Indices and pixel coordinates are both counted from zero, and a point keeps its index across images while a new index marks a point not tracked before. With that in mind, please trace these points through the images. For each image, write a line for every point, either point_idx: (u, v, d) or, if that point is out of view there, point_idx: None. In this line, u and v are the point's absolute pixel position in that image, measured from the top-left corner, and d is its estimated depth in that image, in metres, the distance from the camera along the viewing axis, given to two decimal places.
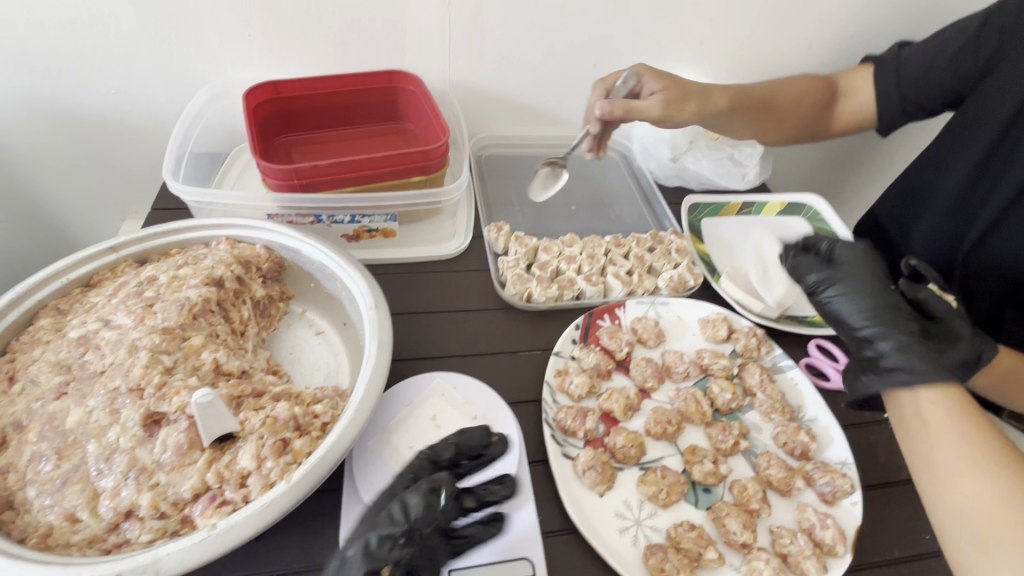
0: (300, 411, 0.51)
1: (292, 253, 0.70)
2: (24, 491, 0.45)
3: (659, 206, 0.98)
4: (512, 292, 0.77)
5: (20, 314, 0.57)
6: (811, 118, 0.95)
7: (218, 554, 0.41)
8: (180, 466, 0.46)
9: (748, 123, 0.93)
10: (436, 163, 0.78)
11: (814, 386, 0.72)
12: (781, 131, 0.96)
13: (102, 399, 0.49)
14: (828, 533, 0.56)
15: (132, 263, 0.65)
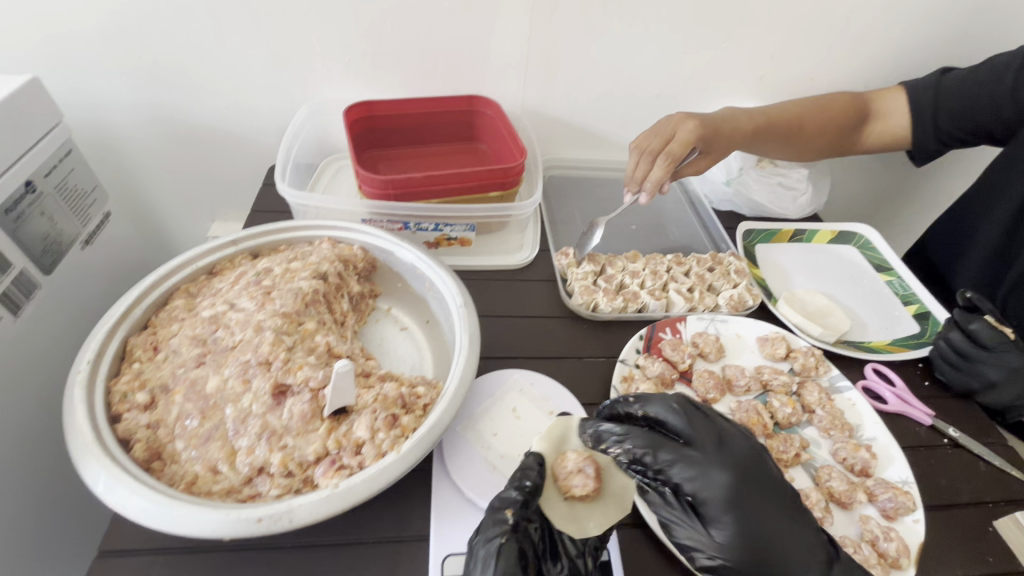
0: (406, 390, 0.57)
1: (385, 255, 0.77)
2: (174, 444, 0.52)
3: (715, 229, 1.02)
4: (579, 301, 0.82)
5: (159, 294, 0.65)
6: (837, 139, 0.99)
7: (341, 510, 0.47)
8: (305, 431, 0.52)
9: (771, 147, 0.99)
10: (513, 180, 0.84)
11: (872, 408, 0.74)
12: (809, 148, 1.00)
13: (235, 369, 0.55)
14: (893, 546, 0.58)
15: (247, 256, 0.73)
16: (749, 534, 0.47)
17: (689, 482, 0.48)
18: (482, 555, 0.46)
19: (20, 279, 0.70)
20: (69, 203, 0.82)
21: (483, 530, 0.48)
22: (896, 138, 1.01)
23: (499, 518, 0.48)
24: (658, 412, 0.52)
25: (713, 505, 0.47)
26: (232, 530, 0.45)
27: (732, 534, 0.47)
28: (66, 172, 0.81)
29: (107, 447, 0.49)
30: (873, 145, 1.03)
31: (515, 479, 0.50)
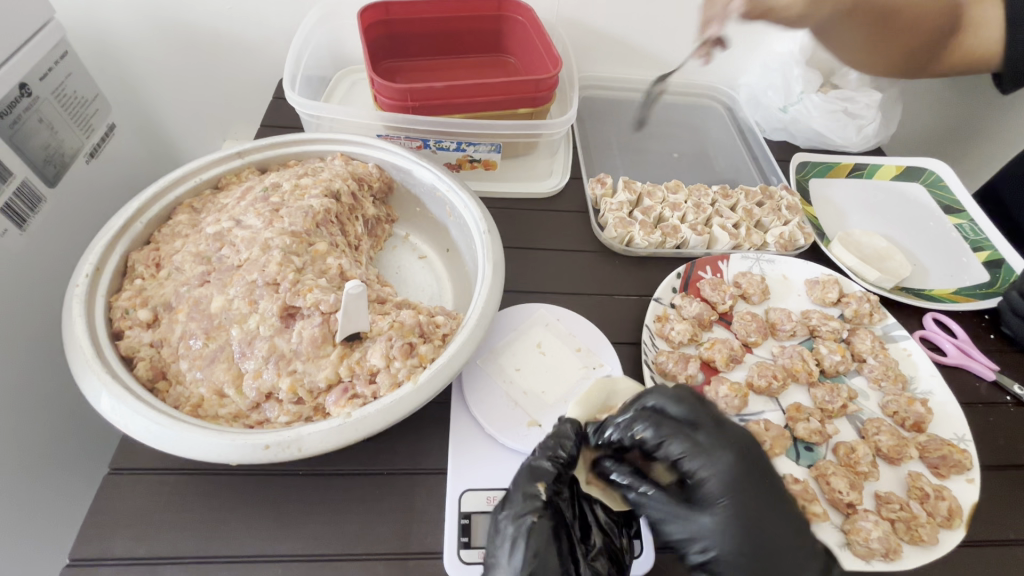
0: (424, 318, 0.52)
1: (402, 174, 0.70)
2: (178, 364, 0.49)
3: (767, 162, 0.92)
4: (613, 235, 0.75)
5: (162, 208, 0.60)
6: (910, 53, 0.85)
7: (354, 440, 0.44)
8: (315, 357, 0.48)
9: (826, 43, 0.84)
10: (545, 95, 0.75)
11: (930, 360, 0.67)
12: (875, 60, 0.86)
13: (241, 290, 0.51)
14: (943, 506, 0.54)
15: (255, 171, 0.67)
16: (730, 539, 0.42)
17: (689, 468, 0.45)
18: (510, 529, 0.44)
19: (23, 190, 0.66)
20: (70, 111, 0.76)
21: (510, 500, 0.45)
22: (990, 58, 0.75)
23: (531, 492, 0.45)
24: (658, 402, 0.48)
25: (711, 492, 0.44)
26: (240, 456, 0.42)
27: (722, 525, 0.43)
28: (63, 77, 0.74)
29: (109, 364, 0.47)
30: (952, 68, 0.77)
31: (547, 449, 0.48)
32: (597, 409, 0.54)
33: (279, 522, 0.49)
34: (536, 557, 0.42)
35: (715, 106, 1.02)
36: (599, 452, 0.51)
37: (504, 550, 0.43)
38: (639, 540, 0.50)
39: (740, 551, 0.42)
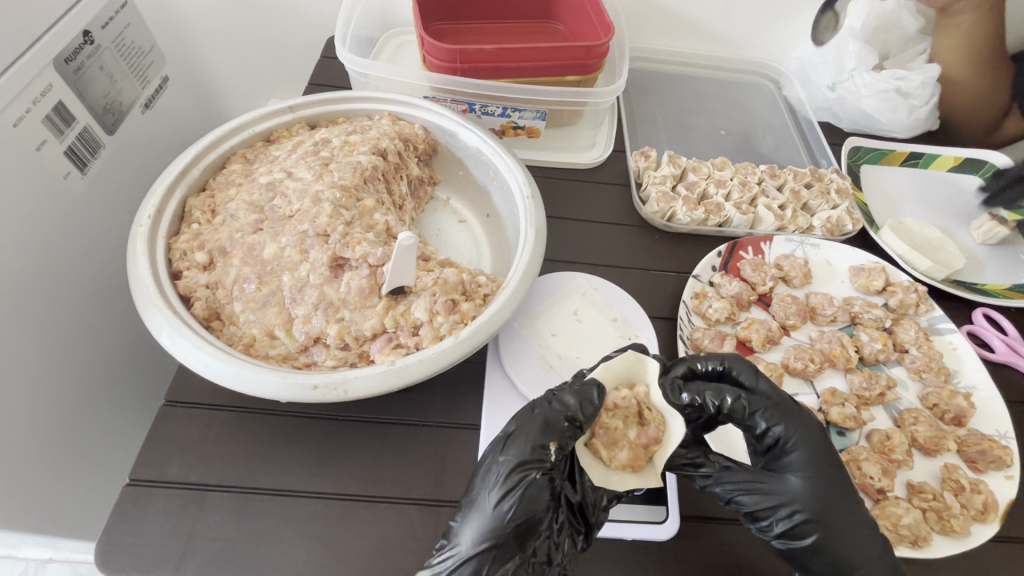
0: (467, 277, 0.53)
1: (447, 136, 0.71)
2: (232, 306, 0.51)
3: (818, 145, 0.89)
4: (654, 209, 0.74)
5: (217, 157, 0.62)
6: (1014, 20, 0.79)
7: (396, 388, 0.46)
8: (362, 307, 0.50)
9: None
10: (595, 63, 0.73)
11: (976, 354, 0.65)
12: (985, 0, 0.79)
13: (292, 239, 0.53)
14: (979, 499, 0.53)
15: (305, 126, 0.68)
16: (814, 506, 0.43)
17: (775, 434, 0.45)
18: (507, 476, 0.41)
19: (85, 135, 0.69)
20: (129, 62, 0.77)
21: (514, 444, 0.42)
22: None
23: (541, 447, 0.41)
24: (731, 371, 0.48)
25: (798, 458, 0.44)
26: (290, 394, 0.44)
27: (806, 488, 0.44)
28: (123, 27, 0.76)
29: (169, 300, 0.49)
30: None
31: (569, 407, 0.43)
32: (620, 383, 0.47)
33: (320, 463, 0.52)
34: (525, 514, 0.40)
35: (766, 84, 0.99)
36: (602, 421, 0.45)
37: (490, 494, 0.41)
38: (665, 507, 0.51)
39: (822, 517, 0.43)
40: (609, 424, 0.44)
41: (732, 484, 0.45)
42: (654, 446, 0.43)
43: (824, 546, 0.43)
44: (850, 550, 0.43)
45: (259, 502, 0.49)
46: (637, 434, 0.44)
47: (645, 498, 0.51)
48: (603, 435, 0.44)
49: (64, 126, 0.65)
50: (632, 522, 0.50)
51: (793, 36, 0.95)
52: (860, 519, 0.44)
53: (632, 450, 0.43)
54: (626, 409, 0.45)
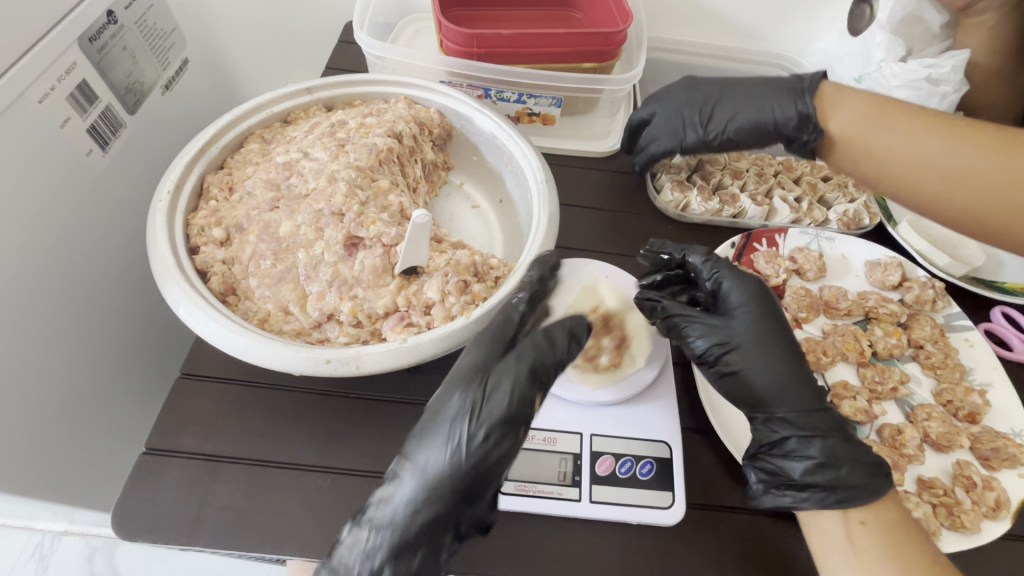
0: (479, 259, 0.53)
1: (463, 121, 0.71)
2: (248, 281, 0.52)
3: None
4: (668, 198, 0.74)
5: (235, 136, 0.63)
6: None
7: (408, 364, 0.46)
8: (375, 286, 0.51)
9: None
10: (612, 51, 0.73)
11: (993, 352, 0.64)
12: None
13: (308, 217, 0.53)
14: (991, 496, 0.52)
15: (321, 108, 0.68)
16: (735, 335, 0.54)
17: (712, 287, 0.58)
18: (490, 425, 0.41)
19: (107, 114, 0.70)
20: (151, 43, 0.78)
21: (498, 395, 0.41)
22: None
23: (525, 399, 0.42)
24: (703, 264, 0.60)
25: (735, 299, 0.56)
26: (303, 367, 0.45)
27: (741, 328, 0.54)
28: (145, 7, 0.77)
29: (187, 274, 0.50)
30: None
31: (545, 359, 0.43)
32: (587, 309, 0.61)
33: (331, 438, 0.52)
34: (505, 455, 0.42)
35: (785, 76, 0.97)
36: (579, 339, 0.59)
37: (473, 442, 0.41)
38: (671, 494, 0.51)
39: (746, 342, 0.53)
40: (587, 341, 0.58)
41: (668, 321, 0.56)
42: (627, 345, 0.59)
43: (752, 374, 0.52)
44: (781, 380, 0.52)
45: (271, 475, 0.50)
46: (608, 345, 0.58)
47: (652, 483, 0.51)
48: (585, 348, 0.58)
49: (88, 104, 0.66)
50: (638, 507, 0.50)
51: (815, 27, 0.93)
52: (783, 364, 0.52)
53: (612, 352, 0.58)
54: (595, 328, 0.59)
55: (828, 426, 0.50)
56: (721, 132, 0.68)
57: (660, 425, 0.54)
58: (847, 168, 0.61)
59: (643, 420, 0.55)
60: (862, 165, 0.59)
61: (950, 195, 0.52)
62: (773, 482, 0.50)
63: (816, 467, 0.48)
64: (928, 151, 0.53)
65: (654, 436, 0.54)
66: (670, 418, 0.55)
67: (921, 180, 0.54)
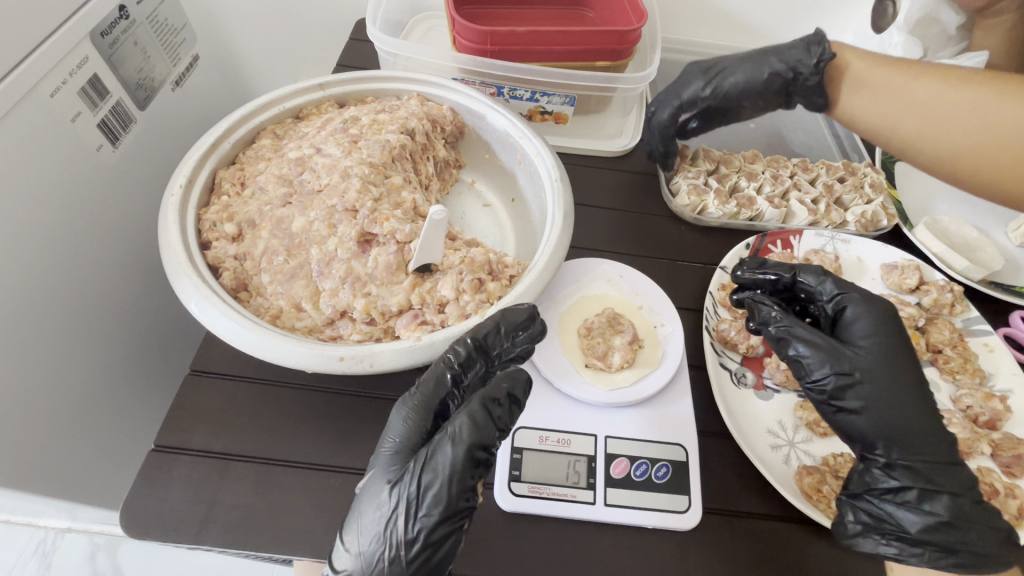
0: (494, 257, 0.53)
1: (476, 119, 0.70)
2: (260, 277, 0.51)
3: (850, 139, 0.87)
4: (683, 201, 0.73)
5: (246, 131, 0.62)
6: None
7: (422, 363, 0.45)
8: (389, 283, 0.50)
9: None
10: (626, 49, 0.72)
11: (1013, 357, 0.63)
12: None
13: (321, 213, 0.53)
14: (1014, 503, 0.51)
15: (333, 104, 0.68)
16: (859, 358, 0.50)
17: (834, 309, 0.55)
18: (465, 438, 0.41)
19: (118, 108, 0.69)
20: (162, 38, 0.78)
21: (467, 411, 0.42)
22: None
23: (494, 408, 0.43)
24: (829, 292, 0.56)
25: (860, 326, 0.52)
26: (316, 364, 0.44)
27: (871, 357, 0.50)
28: (156, 2, 0.76)
29: (198, 269, 0.50)
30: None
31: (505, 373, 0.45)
32: (588, 313, 0.60)
33: (341, 437, 0.52)
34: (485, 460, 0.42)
35: None
36: (589, 335, 0.58)
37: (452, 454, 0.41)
38: (687, 497, 0.50)
39: (873, 371, 0.49)
40: (598, 338, 0.57)
41: (784, 334, 0.52)
42: (638, 345, 0.57)
43: (884, 403, 0.48)
44: (905, 421, 0.47)
45: (281, 473, 0.49)
46: (619, 343, 0.57)
47: (667, 486, 0.50)
48: (596, 347, 0.56)
49: (98, 98, 0.66)
50: (653, 510, 0.49)
51: (830, 28, 0.92)
52: (910, 403, 0.48)
53: (624, 348, 0.56)
54: (598, 329, 0.58)
55: (958, 484, 0.46)
56: (720, 83, 0.69)
57: (674, 427, 0.54)
58: (853, 104, 0.61)
59: (656, 422, 0.54)
60: (865, 100, 0.59)
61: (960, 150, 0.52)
62: (875, 527, 0.46)
63: (938, 526, 0.45)
64: (936, 83, 0.54)
65: (668, 439, 0.53)
66: (684, 421, 0.54)
67: (930, 113, 0.54)
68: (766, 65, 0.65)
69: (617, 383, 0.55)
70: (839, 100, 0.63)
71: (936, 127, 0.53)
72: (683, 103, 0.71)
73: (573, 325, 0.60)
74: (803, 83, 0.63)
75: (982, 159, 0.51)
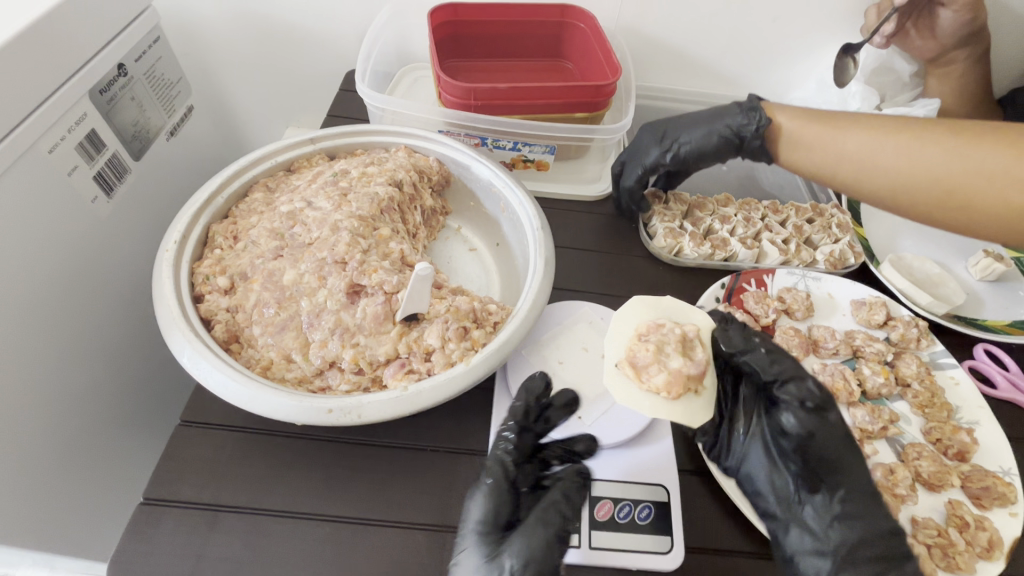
0: (478, 305, 0.55)
1: (461, 169, 0.73)
2: (251, 329, 0.53)
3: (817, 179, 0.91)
4: (661, 244, 0.76)
5: (240, 185, 0.65)
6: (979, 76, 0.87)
7: (409, 412, 0.47)
8: (377, 333, 0.52)
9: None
10: (602, 101, 0.76)
11: (977, 389, 0.66)
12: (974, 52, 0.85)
13: (311, 266, 0.55)
14: (984, 535, 0.53)
15: (324, 157, 0.71)
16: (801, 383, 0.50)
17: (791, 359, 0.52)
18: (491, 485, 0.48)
19: (113, 161, 0.71)
20: (157, 92, 0.81)
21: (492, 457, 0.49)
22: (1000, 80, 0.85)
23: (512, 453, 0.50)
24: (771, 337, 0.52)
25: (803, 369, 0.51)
26: (305, 416, 0.46)
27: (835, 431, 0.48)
28: (155, 59, 0.80)
29: (191, 323, 0.51)
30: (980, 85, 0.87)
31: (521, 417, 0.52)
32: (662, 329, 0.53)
33: (331, 485, 0.53)
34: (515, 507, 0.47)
35: None
36: (646, 346, 0.51)
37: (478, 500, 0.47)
38: (670, 538, 0.51)
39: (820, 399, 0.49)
40: (653, 352, 0.50)
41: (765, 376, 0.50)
42: (691, 386, 0.50)
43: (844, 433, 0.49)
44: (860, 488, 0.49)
45: (273, 524, 0.50)
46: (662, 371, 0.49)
47: (650, 527, 0.51)
48: (640, 362, 0.50)
49: (94, 153, 0.68)
50: (636, 552, 0.50)
51: (794, 76, 0.98)
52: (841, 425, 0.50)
53: (673, 382, 0.49)
54: (657, 350, 0.50)
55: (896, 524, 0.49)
56: (681, 146, 0.75)
57: (655, 468, 0.55)
58: (793, 159, 0.68)
59: (636, 461, 0.56)
60: (804, 154, 0.66)
61: (905, 192, 0.58)
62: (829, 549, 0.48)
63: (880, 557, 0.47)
64: (864, 134, 0.61)
65: (649, 479, 0.55)
66: (665, 460, 0.56)
67: (866, 161, 0.60)
68: (716, 126, 0.72)
69: (637, 406, 0.48)
70: (781, 157, 0.69)
71: (868, 160, 0.60)
72: (650, 164, 0.76)
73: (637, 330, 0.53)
74: (748, 144, 0.71)
75: (922, 200, 0.57)
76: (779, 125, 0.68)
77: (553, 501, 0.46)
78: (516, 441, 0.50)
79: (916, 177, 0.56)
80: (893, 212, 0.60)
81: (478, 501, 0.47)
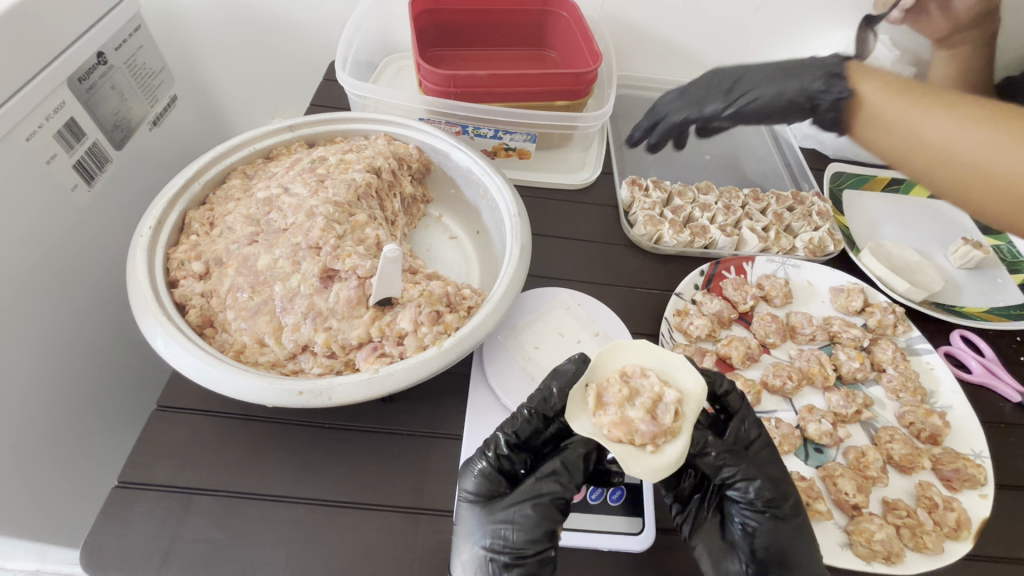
0: (452, 290, 0.55)
1: (441, 157, 0.74)
2: (225, 314, 0.53)
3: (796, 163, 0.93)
4: (641, 232, 0.77)
5: (218, 172, 0.65)
6: None
7: (380, 394, 0.47)
8: (350, 317, 0.52)
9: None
10: (583, 89, 0.76)
11: (952, 374, 0.67)
12: None
13: (286, 251, 0.55)
14: (952, 516, 0.54)
15: (304, 144, 0.71)
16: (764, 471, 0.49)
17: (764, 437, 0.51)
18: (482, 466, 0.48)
19: (93, 149, 0.71)
20: (139, 80, 0.81)
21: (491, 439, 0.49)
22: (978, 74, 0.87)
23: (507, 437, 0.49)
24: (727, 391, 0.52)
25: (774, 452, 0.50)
26: (276, 398, 0.46)
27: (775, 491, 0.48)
28: (135, 48, 0.79)
29: (165, 307, 0.51)
30: None
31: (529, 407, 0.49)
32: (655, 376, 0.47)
33: (305, 468, 0.53)
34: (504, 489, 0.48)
35: None
36: (622, 386, 0.45)
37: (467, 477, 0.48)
38: (641, 519, 0.52)
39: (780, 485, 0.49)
40: (623, 393, 0.45)
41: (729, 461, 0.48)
42: (645, 442, 0.43)
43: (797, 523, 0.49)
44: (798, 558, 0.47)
45: (245, 505, 0.50)
46: (626, 415, 0.44)
47: (622, 508, 0.52)
48: (610, 393, 0.45)
49: (74, 140, 0.68)
50: (607, 533, 0.51)
51: (778, 65, 0.98)
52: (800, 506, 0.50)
53: (627, 426, 0.43)
54: (633, 393, 0.45)
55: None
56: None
57: None
58: (868, 138, 0.60)
59: None
60: (876, 133, 0.58)
61: (972, 198, 0.50)
62: None
63: None
64: (942, 115, 0.51)
65: None
66: None
67: (941, 151, 0.51)
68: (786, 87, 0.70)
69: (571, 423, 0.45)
70: (860, 134, 0.62)
71: (945, 151, 0.51)
72: (703, 115, 0.77)
73: (625, 370, 0.47)
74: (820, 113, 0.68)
75: (1008, 206, 0.48)
76: (858, 95, 0.61)
77: (545, 484, 0.47)
78: (518, 428, 0.49)
79: (987, 178, 0.48)
80: (978, 213, 0.51)
81: (470, 477, 0.48)
